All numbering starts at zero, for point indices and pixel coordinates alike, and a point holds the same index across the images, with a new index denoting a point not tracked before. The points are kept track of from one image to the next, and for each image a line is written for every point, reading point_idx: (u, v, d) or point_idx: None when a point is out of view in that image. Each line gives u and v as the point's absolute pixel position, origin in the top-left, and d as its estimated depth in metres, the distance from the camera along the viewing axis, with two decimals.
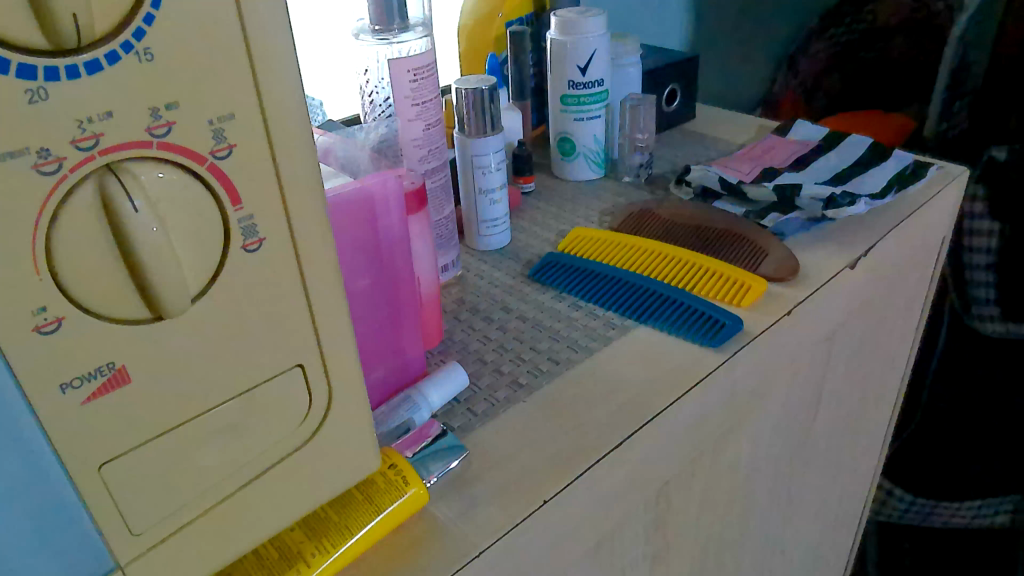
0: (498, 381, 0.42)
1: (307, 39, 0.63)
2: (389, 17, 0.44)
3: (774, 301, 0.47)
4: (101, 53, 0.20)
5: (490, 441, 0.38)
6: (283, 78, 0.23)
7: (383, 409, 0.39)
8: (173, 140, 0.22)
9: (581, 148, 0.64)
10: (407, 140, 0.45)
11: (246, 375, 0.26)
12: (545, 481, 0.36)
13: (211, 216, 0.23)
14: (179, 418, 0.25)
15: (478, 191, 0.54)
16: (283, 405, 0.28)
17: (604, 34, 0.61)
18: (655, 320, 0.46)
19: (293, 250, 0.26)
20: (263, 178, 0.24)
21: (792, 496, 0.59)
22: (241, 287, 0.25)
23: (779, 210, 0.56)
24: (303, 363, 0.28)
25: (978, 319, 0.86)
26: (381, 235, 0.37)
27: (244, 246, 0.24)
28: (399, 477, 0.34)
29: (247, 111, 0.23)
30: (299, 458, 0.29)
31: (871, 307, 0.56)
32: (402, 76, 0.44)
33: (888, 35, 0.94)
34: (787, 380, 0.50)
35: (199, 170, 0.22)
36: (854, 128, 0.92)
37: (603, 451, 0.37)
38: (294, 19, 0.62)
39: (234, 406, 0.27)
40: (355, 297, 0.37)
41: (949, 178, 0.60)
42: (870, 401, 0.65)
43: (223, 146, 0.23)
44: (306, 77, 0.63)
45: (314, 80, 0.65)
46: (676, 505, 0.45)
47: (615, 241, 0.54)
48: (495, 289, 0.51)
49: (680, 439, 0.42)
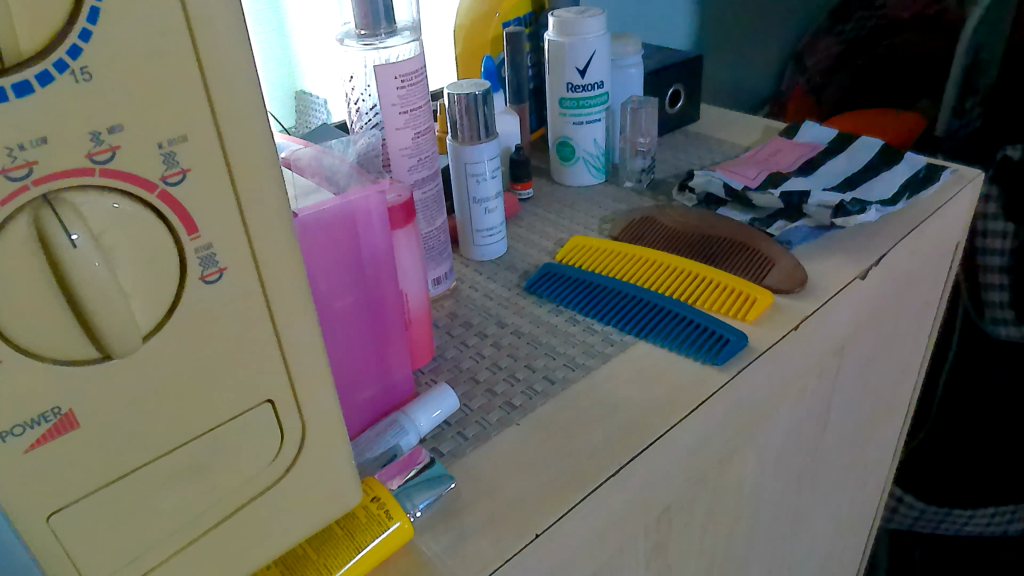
0: (492, 402, 0.41)
1: (305, 37, 0.62)
2: (375, 21, 0.41)
3: (779, 315, 0.45)
4: (30, 74, 0.18)
5: (480, 467, 0.36)
6: (242, 92, 0.21)
7: (368, 435, 0.37)
8: (119, 167, 0.20)
9: (581, 152, 0.62)
10: (395, 149, 0.43)
11: (213, 413, 0.25)
12: (538, 512, 0.34)
13: (165, 247, 0.21)
14: (139, 459, 0.24)
15: (473, 200, 0.52)
16: (252, 444, 0.26)
17: (604, 35, 0.59)
18: (656, 336, 0.44)
19: (258, 278, 0.24)
20: (221, 206, 0.22)
21: (801, 511, 0.57)
22: (202, 320, 0.23)
23: (786, 217, 0.53)
24: (273, 398, 0.26)
25: (991, 324, 0.84)
26: (364, 252, 0.35)
27: (202, 277, 0.23)
28: (382, 510, 0.32)
29: (202, 134, 0.21)
30: (274, 495, 0.27)
31: (882, 318, 0.54)
32: (389, 82, 0.42)
33: (898, 31, 0.90)
34: (794, 395, 0.48)
35: (150, 199, 0.21)
36: (865, 128, 0.88)
37: (600, 478, 0.35)
38: (294, 26, 0.61)
39: (200, 445, 0.25)
40: (336, 318, 0.35)
41: (964, 182, 0.58)
42: (881, 413, 0.63)
43: (176, 171, 0.21)
44: (305, 79, 0.63)
45: (314, 78, 0.64)
46: (677, 529, 0.43)
47: (614, 250, 0.52)
48: (489, 301, 0.49)
49: (681, 461, 0.40)
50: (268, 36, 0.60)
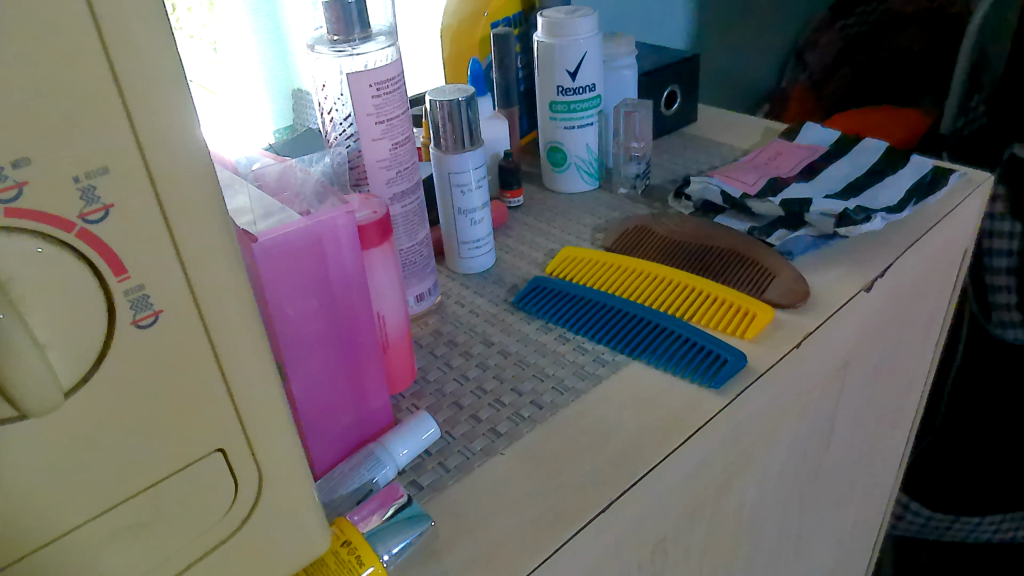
0: (475, 429, 0.38)
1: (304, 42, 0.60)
2: (348, 25, 0.39)
3: (780, 332, 0.43)
4: None
5: (462, 503, 0.34)
6: (170, 112, 0.19)
7: (341, 469, 0.35)
8: (29, 205, 0.18)
9: (572, 158, 0.60)
10: (372, 161, 0.41)
11: (155, 467, 0.23)
12: (522, 553, 0.31)
13: (90, 291, 0.20)
14: (70, 522, 0.21)
15: (458, 211, 0.49)
16: (201, 498, 0.24)
17: (596, 35, 0.56)
18: (650, 356, 0.41)
19: (200, 318, 0.22)
20: (151, 242, 0.20)
21: (803, 530, 0.54)
22: (135, 367, 0.21)
23: (787, 225, 0.51)
24: (225, 446, 0.24)
25: (998, 327, 0.82)
26: (334, 275, 0.33)
27: (135, 321, 0.21)
28: (353, 557, 0.30)
29: (126, 165, 0.19)
30: (229, 550, 0.25)
31: (887, 330, 0.52)
32: (364, 90, 0.39)
33: (904, 24, 0.90)
34: (796, 413, 0.45)
35: (68, 239, 0.19)
36: (869, 127, 0.86)
37: (590, 515, 0.33)
38: (291, 32, 0.59)
39: (142, 501, 0.23)
40: (306, 345, 0.33)
41: (973, 186, 0.55)
42: (886, 427, 0.60)
43: (97, 207, 0.19)
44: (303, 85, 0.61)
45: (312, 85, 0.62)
46: (674, 560, 0.41)
47: (606, 262, 0.49)
48: (476, 318, 0.47)
49: (677, 491, 0.37)
50: (266, 43, 0.58)
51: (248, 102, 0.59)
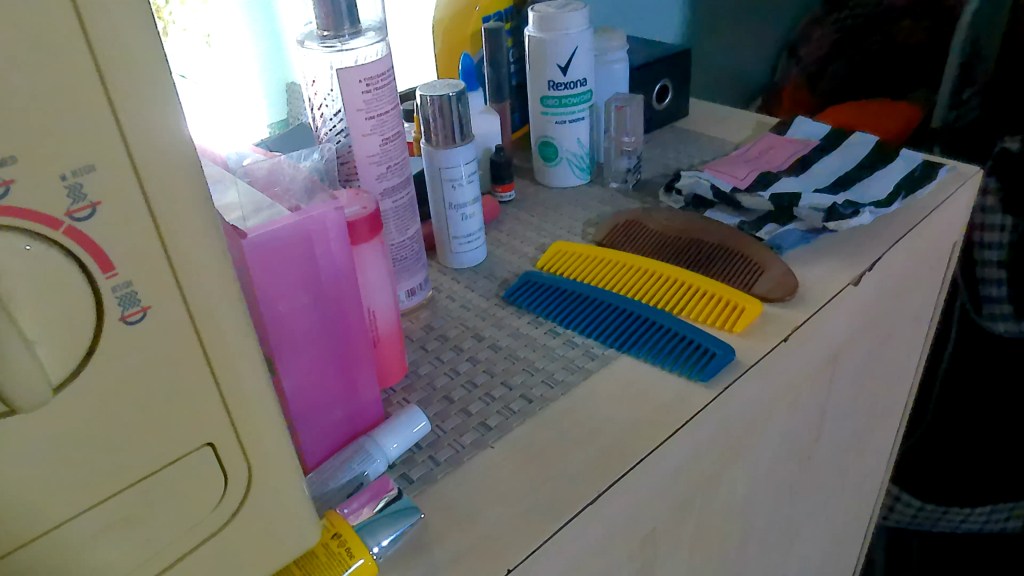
0: (466, 422, 0.38)
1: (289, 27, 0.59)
2: (338, 20, 0.38)
3: (769, 325, 0.43)
4: None
5: (452, 495, 0.34)
6: (157, 111, 0.20)
7: (332, 462, 0.35)
8: (15, 202, 0.18)
9: (564, 152, 0.60)
10: (362, 156, 0.41)
11: (143, 461, 0.23)
12: (512, 544, 0.32)
13: (77, 287, 0.20)
14: (58, 516, 0.22)
15: (449, 206, 0.49)
16: (191, 491, 0.24)
17: (586, 29, 0.56)
18: (640, 350, 0.42)
19: (188, 314, 0.22)
20: (136, 240, 0.20)
21: (793, 521, 0.54)
22: (123, 363, 0.21)
23: (776, 220, 0.51)
24: (215, 441, 0.24)
25: (989, 319, 0.82)
26: (323, 270, 0.33)
27: (124, 317, 0.21)
28: (343, 549, 0.30)
29: (113, 161, 0.19)
30: (218, 544, 0.25)
31: (877, 323, 0.52)
32: (354, 86, 0.39)
33: (895, 18, 0.89)
34: (786, 406, 0.46)
35: (55, 236, 0.19)
36: (860, 121, 0.86)
37: (578, 507, 0.33)
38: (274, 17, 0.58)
39: (132, 495, 0.23)
40: (296, 339, 0.33)
41: (962, 179, 0.56)
42: (877, 419, 0.61)
43: (84, 205, 0.19)
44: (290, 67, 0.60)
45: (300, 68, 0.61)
46: (663, 551, 0.41)
47: (597, 256, 0.49)
48: (467, 312, 0.47)
49: (666, 483, 0.38)
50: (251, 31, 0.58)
51: (241, 94, 0.59)
